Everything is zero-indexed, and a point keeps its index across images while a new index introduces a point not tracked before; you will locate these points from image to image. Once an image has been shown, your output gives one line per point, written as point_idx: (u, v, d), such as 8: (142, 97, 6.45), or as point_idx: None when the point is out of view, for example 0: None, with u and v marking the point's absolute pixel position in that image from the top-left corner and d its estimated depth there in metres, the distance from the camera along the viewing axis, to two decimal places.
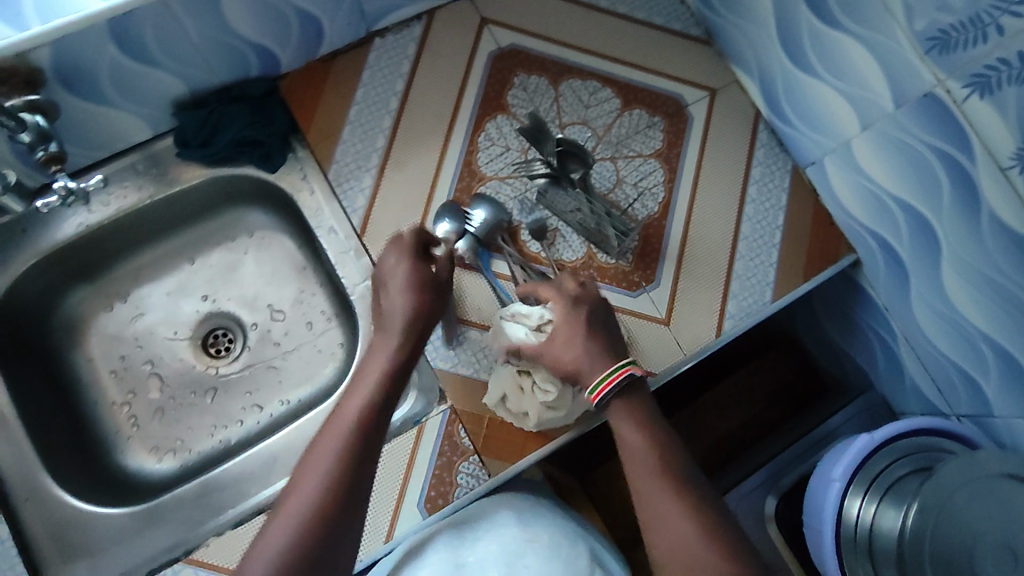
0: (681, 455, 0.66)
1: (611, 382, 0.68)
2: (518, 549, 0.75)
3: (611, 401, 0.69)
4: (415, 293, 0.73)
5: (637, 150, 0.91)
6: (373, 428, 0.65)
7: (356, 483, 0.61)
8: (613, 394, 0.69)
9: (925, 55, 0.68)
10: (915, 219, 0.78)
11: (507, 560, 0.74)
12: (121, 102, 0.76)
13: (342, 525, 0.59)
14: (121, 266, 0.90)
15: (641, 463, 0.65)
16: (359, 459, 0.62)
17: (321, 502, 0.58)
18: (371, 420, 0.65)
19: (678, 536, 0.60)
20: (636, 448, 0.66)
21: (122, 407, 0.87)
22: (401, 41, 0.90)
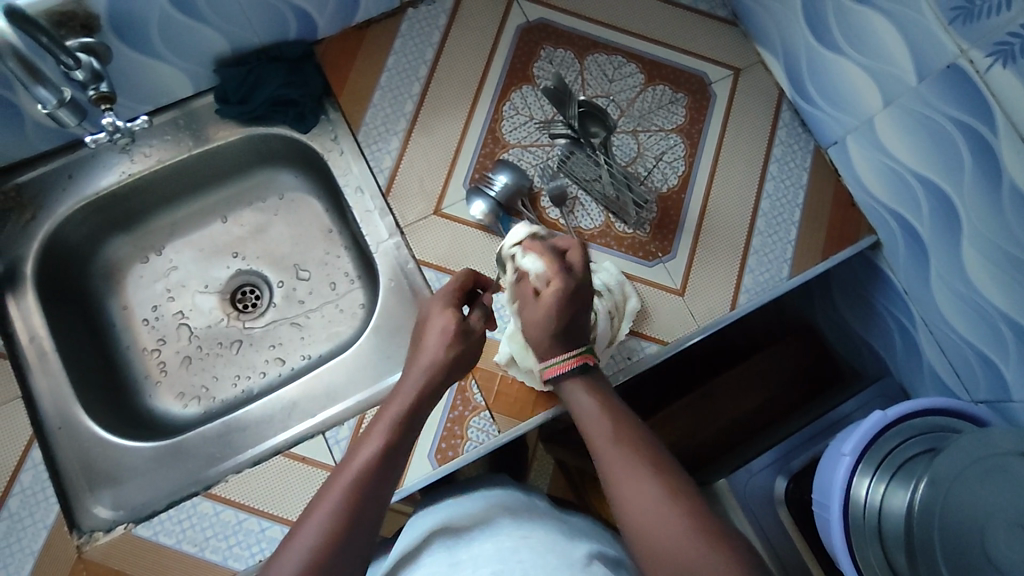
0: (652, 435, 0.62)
1: (563, 367, 0.65)
2: (514, 547, 0.60)
3: (568, 379, 0.66)
4: (451, 345, 0.67)
5: (659, 124, 0.92)
6: (385, 479, 0.58)
7: (360, 540, 0.55)
8: (571, 374, 0.66)
9: (948, 26, 0.69)
10: (936, 195, 0.78)
11: (502, 556, 0.58)
12: (167, 55, 0.81)
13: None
14: (158, 219, 0.95)
15: (599, 434, 0.61)
16: (364, 515, 0.55)
17: (315, 564, 0.52)
18: (384, 471, 0.58)
19: (642, 498, 0.56)
20: (595, 423, 0.62)
21: (152, 352, 0.91)
22: (433, 12, 0.93)
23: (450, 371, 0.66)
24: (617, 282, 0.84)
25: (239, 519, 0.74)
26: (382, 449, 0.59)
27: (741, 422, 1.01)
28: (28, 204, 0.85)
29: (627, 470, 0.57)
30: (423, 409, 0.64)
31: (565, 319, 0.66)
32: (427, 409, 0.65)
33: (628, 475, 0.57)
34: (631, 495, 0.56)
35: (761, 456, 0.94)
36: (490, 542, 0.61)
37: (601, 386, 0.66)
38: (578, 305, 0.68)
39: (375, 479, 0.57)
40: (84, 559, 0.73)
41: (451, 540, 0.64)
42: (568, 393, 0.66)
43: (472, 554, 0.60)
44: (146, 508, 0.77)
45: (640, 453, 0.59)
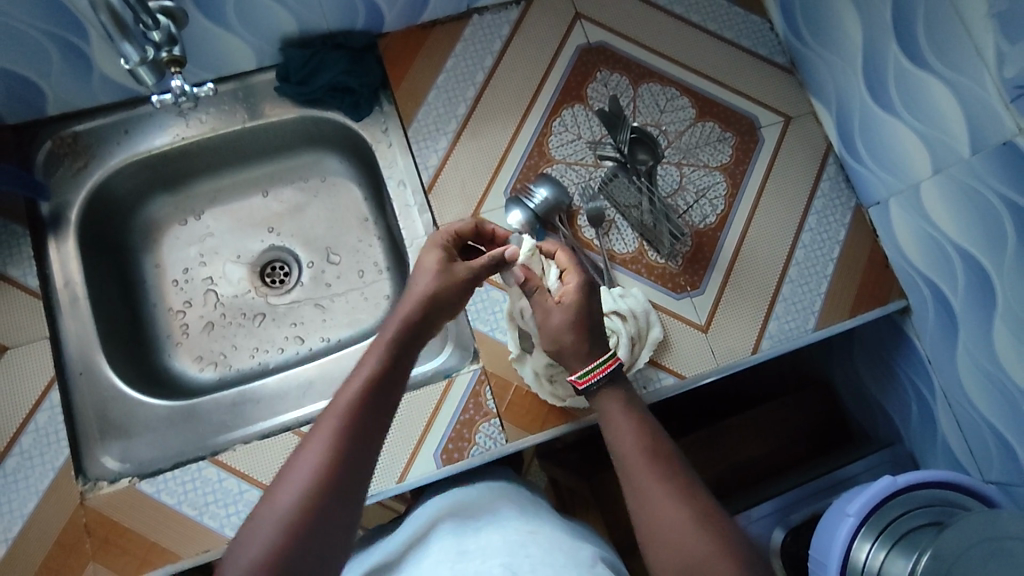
0: (676, 454, 0.62)
1: (606, 369, 0.67)
2: (521, 541, 0.61)
3: (602, 387, 0.67)
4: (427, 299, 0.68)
5: (704, 161, 0.93)
6: (379, 409, 0.60)
7: (356, 473, 0.56)
8: (605, 379, 0.67)
9: (1010, 104, 0.70)
10: (974, 269, 0.78)
11: (510, 550, 0.59)
12: (238, 28, 0.83)
13: (337, 516, 0.54)
14: (201, 184, 0.97)
15: (629, 452, 0.62)
16: (360, 441, 0.57)
17: (315, 492, 0.54)
18: (375, 400, 0.60)
19: (669, 508, 0.57)
20: (621, 438, 0.64)
21: (177, 314, 0.93)
22: (497, 21, 0.95)
23: (429, 316, 0.68)
24: (643, 309, 0.85)
25: (240, 489, 0.75)
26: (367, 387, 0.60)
27: (744, 469, 1.06)
28: (82, 152, 0.88)
29: (654, 493, 0.59)
30: (410, 344, 0.66)
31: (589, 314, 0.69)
32: (415, 343, 0.66)
33: (655, 495, 0.59)
34: (650, 509, 0.58)
35: (762, 505, 0.96)
36: (497, 539, 0.61)
37: (629, 399, 0.67)
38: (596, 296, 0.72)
39: (368, 409, 0.59)
40: (85, 506, 0.74)
41: (457, 528, 0.65)
42: (603, 406, 0.67)
43: (482, 545, 0.60)
44: (152, 464, 0.78)
45: (669, 468, 0.60)
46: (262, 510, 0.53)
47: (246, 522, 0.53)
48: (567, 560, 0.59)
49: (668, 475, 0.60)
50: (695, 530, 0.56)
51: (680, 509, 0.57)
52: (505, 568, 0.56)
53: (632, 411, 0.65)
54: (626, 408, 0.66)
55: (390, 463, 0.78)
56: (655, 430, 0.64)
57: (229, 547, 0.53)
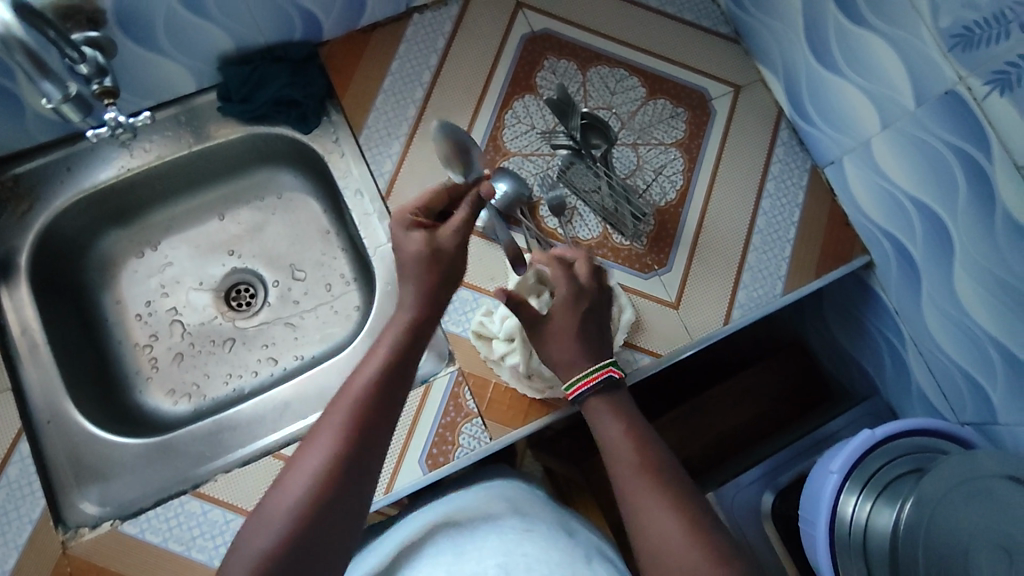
0: (669, 461, 0.62)
1: (590, 382, 0.67)
2: (517, 540, 0.61)
3: (589, 399, 0.67)
4: (423, 307, 0.66)
5: (658, 139, 0.93)
6: (387, 402, 0.60)
7: (364, 464, 0.56)
8: (591, 393, 0.67)
9: (948, 53, 0.70)
10: (930, 219, 0.79)
11: (505, 550, 0.60)
12: (172, 52, 0.81)
13: (344, 510, 0.55)
14: (154, 214, 0.95)
15: (624, 465, 0.62)
16: (368, 434, 0.57)
17: (306, 509, 0.53)
18: (383, 393, 0.60)
19: (661, 522, 0.58)
20: (612, 447, 0.64)
21: (144, 349, 0.92)
22: (438, 18, 0.93)
23: (428, 321, 0.66)
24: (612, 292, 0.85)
25: (226, 519, 0.74)
26: (376, 377, 0.60)
27: (729, 437, 1.08)
28: (25, 195, 0.85)
29: (646, 502, 0.59)
30: (414, 349, 0.64)
31: (579, 326, 0.69)
32: (422, 333, 0.66)
33: (651, 507, 0.59)
34: (644, 521, 0.58)
35: (749, 471, 0.97)
36: (495, 544, 0.61)
37: (621, 404, 0.67)
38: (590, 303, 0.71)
39: (375, 401, 0.59)
40: (69, 554, 0.73)
41: (452, 533, 0.65)
42: (591, 412, 0.67)
43: (479, 546, 0.61)
44: (133, 504, 0.76)
45: (661, 479, 0.60)
46: (252, 526, 0.54)
47: (238, 535, 0.54)
48: (563, 557, 0.60)
49: (662, 487, 0.60)
50: (688, 542, 0.56)
51: (673, 520, 0.57)
52: (501, 567, 0.57)
53: (627, 423, 0.65)
54: (618, 418, 0.66)
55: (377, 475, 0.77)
56: (646, 435, 0.64)
57: (241, 533, 0.55)
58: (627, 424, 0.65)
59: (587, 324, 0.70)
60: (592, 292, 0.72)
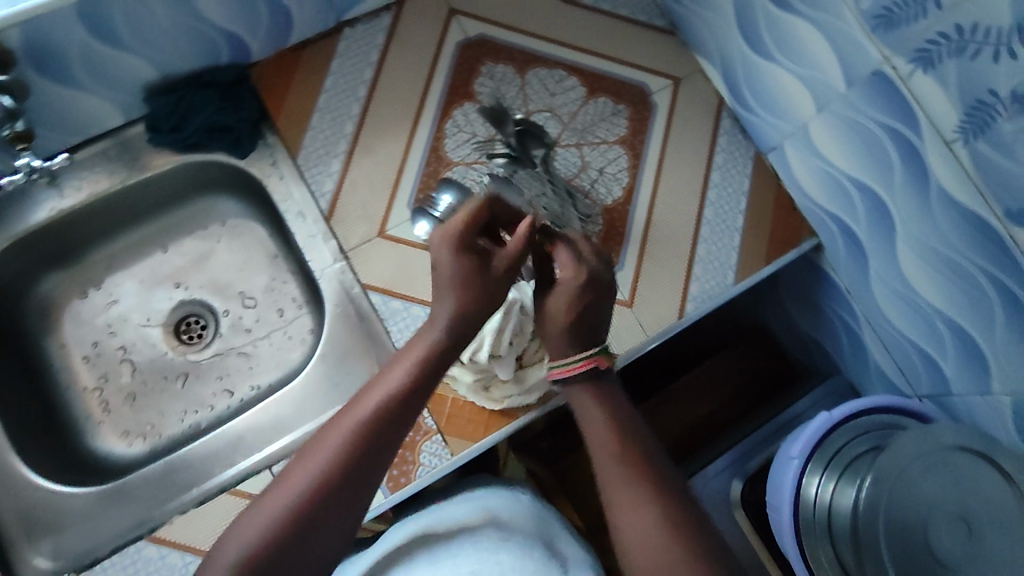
0: (650, 454, 0.65)
1: (570, 369, 0.71)
2: (492, 549, 0.71)
3: (575, 384, 0.71)
4: (459, 321, 0.67)
5: (601, 137, 0.93)
6: (393, 429, 0.61)
7: (351, 488, 0.58)
8: (578, 378, 0.71)
9: (871, 33, 0.70)
10: (871, 198, 0.80)
11: (482, 560, 0.70)
12: (91, 86, 0.78)
13: (324, 527, 0.57)
14: (94, 253, 0.92)
15: (604, 453, 0.66)
16: (365, 458, 0.59)
17: (282, 526, 0.56)
18: (390, 421, 0.61)
19: (635, 509, 0.60)
20: (594, 436, 0.68)
21: (94, 392, 0.89)
22: (370, 31, 0.91)
23: (461, 334, 0.67)
24: None
25: (184, 562, 0.72)
26: (387, 403, 0.62)
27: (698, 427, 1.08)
28: None
29: (623, 492, 0.62)
30: (431, 377, 0.65)
31: (577, 314, 0.72)
32: (442, 360, 0.66)
33: (624, 501, 0.61)
34: (619, 510, 0.61)
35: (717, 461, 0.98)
36: (474, 560, 0.70)
37: (608, 395, 0.71)
38: (595, 297, 0.73)
39: (381, 427, 0.60)
40: None
41: (428, 540, 0.73)
42: (574, 398, 0.72)
43: (456, 557, 0.71)
44: (87, 555, 0.75)
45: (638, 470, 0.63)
46: (246, 519, 0.58)
47: (234, 521, 0.59)
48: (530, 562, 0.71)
49: (641, 479, 0.63)
50: (661, 531, 0.58)
51: (647, 508, 0.60)
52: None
53: (609, 414, 0.69)
54: (601, 406, 0.70)
55: None
56: (629, 429, 0.68)
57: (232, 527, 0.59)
58: (609, 415, 0.69)
59: (583, 315, 0.72)
60: (602, 285, 0.73)
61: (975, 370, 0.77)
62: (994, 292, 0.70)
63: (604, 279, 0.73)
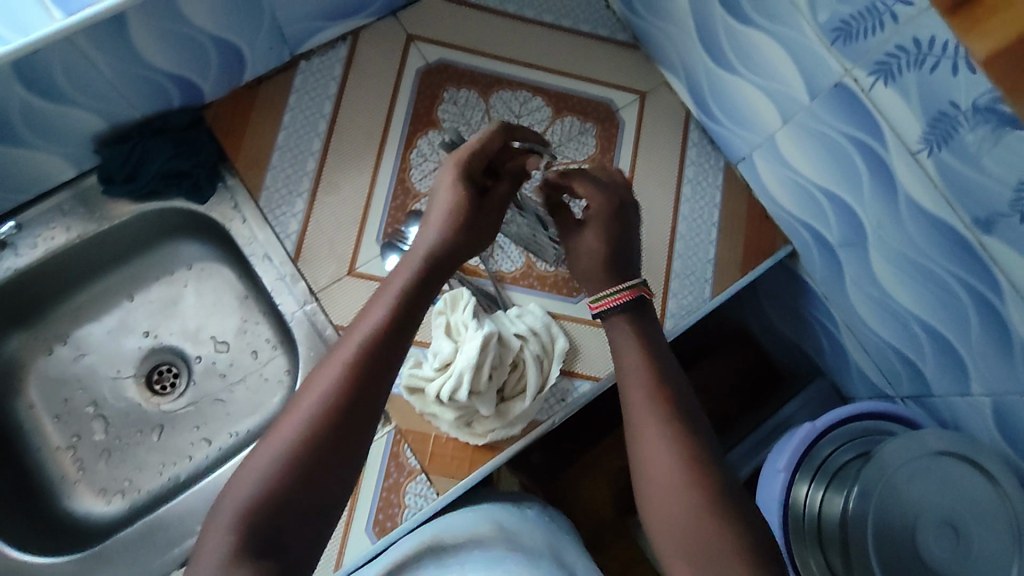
0: (681, 391, 0.60)
1: (616, 299, 0.65)
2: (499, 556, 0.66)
3: (614, 314, 0.66)
4: (446, 240, 0.61)
5: (570, 157, 0.92)
6: (387, 359, 0.55)
7: (352, 425, 0.52)
8: (620, 312, 0.65)
9: (831, 46, 0.69)
10: (842, 207, 0.80)
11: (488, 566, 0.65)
12: (38, 142, 0.75)
13: (327, 472, 0.51)
14: (58, 308, 0.89)
15: (634, 384, 0.60)
16: (362, 390, 0.53)
17: (281, 478, 0.49)
18: (384, 348, 0.55)
19: (657, 451, 0.56)
20: (629, 369, 0.62)
21: (66, 452, 0.87)
22: (327, 63, 0.89)
23: (449, 253, 0.62)
24: (543, 323, 0.83)
25: None
26: (378, 331, 0.56)
27: None
28: None
29: (650, 427, 0.57)
30: (420, 300, 0.59)
31: (614, 240, 0.69)
32: (432, 282, 0.61)
33: (649, 434, 0.57)
34: (642, 443, 0.57)
35: None
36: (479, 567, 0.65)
37: (645, 328, 0.65)
38: (625, 221, 0.70)
39: (374, 358, 0.55)
40: None
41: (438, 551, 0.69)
42: (614, 334, 0.65)
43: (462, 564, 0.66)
44: None
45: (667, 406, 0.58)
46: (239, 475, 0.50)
47: (228, 484, 0.51)
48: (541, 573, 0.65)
49: (672, 413, 0.57)
50: (683, 473, 0.54)
51: (672, 446, 0.55)
52: None
53: (651, 353, 0.63)
54: (639, 341, 0.63)
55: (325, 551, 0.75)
56: (664, 364, 0.62)
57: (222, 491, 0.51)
58: (649, 355, 0.62)
59: (617, 239, 0.69)
60: (628, 206, 0.71)
61: (955, 372, 0.77)
62: (968, 297, 0.70)
63: (630, 202, 0.71)
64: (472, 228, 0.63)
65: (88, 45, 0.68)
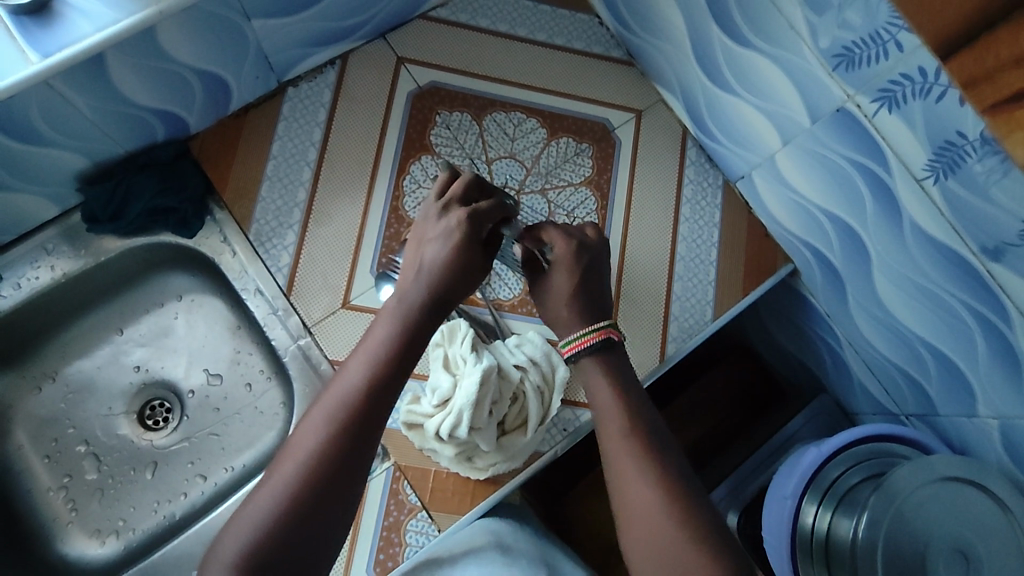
0: (654, 428, 0.60)
1: (584, 343, 0.64)
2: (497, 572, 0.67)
3: (583, 358, 0.65)
4: (443, 273, 0.61)
5: (567, 179, 0.91)
6: (387, 391, 0.55)
7: (353, 459, 0.52)
8: (588, 354, 0.65)
9: (833, 71, 0.68)
10: (844, 229, 0.78)
11: None
12: (18, 184, 0.73)
13: (329, 506, 0.50)
14: (45, 346, 0.87)
15: (609, 425, 0.60)
16: (362, 422, 0.53)
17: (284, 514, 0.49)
18: (384, 379, 0.55)
19: (639, 497, 0.56)
20: (604, 410, 0.62)
21: (57, 493, 0.85)
22: (316, 88, 0.87)
23: (447, 288, 0.61)
24: (543, 353, 0.79)
25: None
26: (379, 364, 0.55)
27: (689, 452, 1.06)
28: None
29: (629, 468, 0.57)
30: (421, 331, 0.59)
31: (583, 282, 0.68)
32: (432, 313, 0.60)
33: (628, 477, 0.57)
34: (621, 485, 0.57)
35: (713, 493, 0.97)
36: None
37: (616, 364, 0.65)
38: (593, 260, 0.69)
39: (374, 389, 0.54)
40: None
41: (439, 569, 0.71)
42: (585, 375, 0.65)
43: None
44: None
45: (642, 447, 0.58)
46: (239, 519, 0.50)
47: (230, 519, 0.51)
48: None
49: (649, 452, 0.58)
50: (665, 514, 0.54)
51: (650, 487, 0.56)
52: None
53: (622, 391, 0.62)
54: (611, 380, 0.63)
55: None
56: (637, 400, 0.62)
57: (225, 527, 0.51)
58: (622, 394, 0.62)
59: (586, 280, 0.68)
60: (593, 246, 0.70)
61: (961, 395, 0.76)
62: (976, 324, 0.68)
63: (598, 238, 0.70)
64: (469, 263, 0.62)
65: (65, 86, 0.66)
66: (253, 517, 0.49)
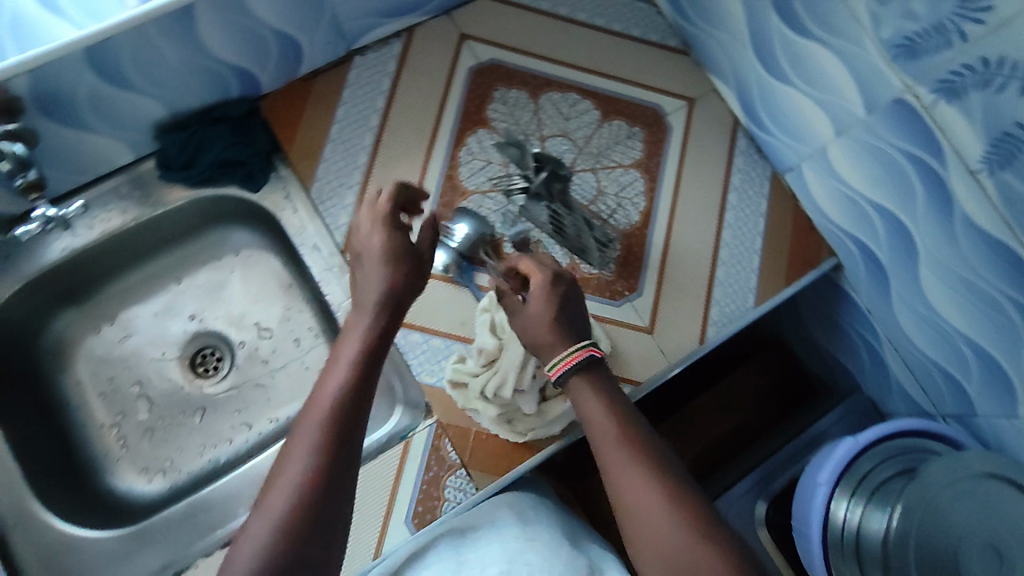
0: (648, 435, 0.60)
1: (570, 361, 0.63)
2: (520, 548, 0.64)
3: (573, 378, 0.64)
4: (393, 274, 0.65)
5: (617, 160, 0.93)
6: (364, 391, 0.58)
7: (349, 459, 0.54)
8: (575, 372, 0.63)
9: (892, 62, 0.69)
10: (892, 222, 0.79)
11: (509, 558, 0.63)
12: (101, 127, 0.77)
13: (334, 509, 0.51)
14: (108, 288, 0.92)
15: (604, 436, 0.60)
16: (349, 420, 0.55)
17: (295, 522, 0.49)
18: (361, 379, 0.58)
19: (645, 505, 0.55)
20: (597, 422, 0.61)
21: (111, 429, 0.89)
22: (381, 58, 0.91)
23: (401, 290, 0.65)
24: None
25: None
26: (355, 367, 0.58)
27: (718, 443, 1.06)
28: None
29: (628, 477, 0.56)
30: (386, 333, 0.62)
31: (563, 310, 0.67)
32: (394, 315, 0.63)
33: (629, 486, 0.56)
34: (622, 494, 0.56)
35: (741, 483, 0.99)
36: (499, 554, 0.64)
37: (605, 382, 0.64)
38: (566, 288, 0.69)
39: (354, 390, 0.57)
40: None
41: (456, 539, 0.68)
42: (574, 397, 0.64)
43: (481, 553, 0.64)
44: None
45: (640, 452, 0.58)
46: (239, 544, 0.49)
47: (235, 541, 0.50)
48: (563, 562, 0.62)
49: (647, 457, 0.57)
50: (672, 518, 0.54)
51: (654, 492, 0.55)
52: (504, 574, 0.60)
53: (614, 408, 0.61)
54: (600, 394, 0.63)
55: (364, 538, 0.76)
56: (628, 408, 0.62)
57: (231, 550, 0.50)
58: (612, 403, 0.62)
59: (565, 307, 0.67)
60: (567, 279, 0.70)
61: (1000, 393, 0.76)
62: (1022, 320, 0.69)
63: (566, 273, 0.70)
64: (415, 261, 0.67)
65: (156, 34, 0.70)
66: (263, 532, 0.49)
